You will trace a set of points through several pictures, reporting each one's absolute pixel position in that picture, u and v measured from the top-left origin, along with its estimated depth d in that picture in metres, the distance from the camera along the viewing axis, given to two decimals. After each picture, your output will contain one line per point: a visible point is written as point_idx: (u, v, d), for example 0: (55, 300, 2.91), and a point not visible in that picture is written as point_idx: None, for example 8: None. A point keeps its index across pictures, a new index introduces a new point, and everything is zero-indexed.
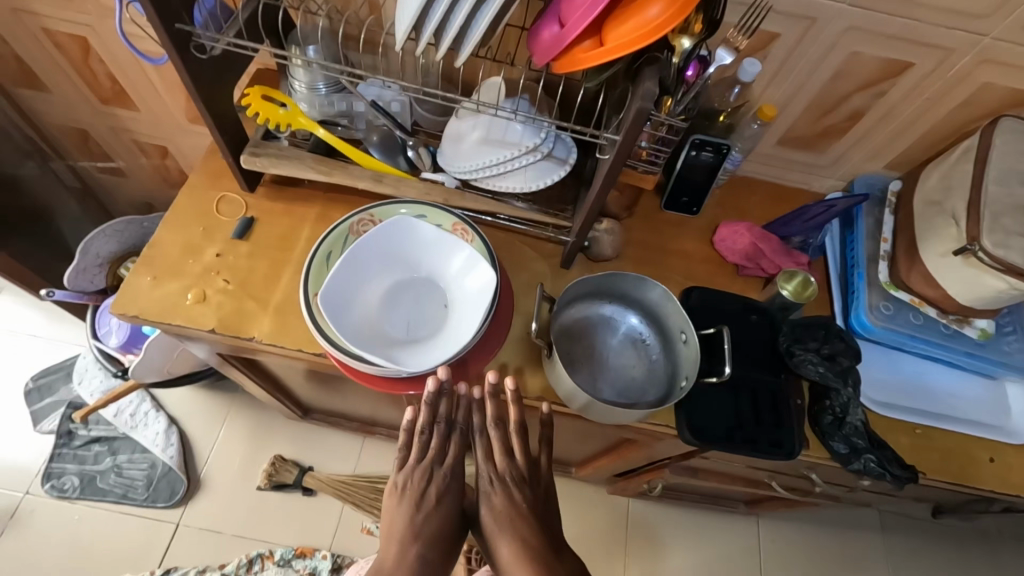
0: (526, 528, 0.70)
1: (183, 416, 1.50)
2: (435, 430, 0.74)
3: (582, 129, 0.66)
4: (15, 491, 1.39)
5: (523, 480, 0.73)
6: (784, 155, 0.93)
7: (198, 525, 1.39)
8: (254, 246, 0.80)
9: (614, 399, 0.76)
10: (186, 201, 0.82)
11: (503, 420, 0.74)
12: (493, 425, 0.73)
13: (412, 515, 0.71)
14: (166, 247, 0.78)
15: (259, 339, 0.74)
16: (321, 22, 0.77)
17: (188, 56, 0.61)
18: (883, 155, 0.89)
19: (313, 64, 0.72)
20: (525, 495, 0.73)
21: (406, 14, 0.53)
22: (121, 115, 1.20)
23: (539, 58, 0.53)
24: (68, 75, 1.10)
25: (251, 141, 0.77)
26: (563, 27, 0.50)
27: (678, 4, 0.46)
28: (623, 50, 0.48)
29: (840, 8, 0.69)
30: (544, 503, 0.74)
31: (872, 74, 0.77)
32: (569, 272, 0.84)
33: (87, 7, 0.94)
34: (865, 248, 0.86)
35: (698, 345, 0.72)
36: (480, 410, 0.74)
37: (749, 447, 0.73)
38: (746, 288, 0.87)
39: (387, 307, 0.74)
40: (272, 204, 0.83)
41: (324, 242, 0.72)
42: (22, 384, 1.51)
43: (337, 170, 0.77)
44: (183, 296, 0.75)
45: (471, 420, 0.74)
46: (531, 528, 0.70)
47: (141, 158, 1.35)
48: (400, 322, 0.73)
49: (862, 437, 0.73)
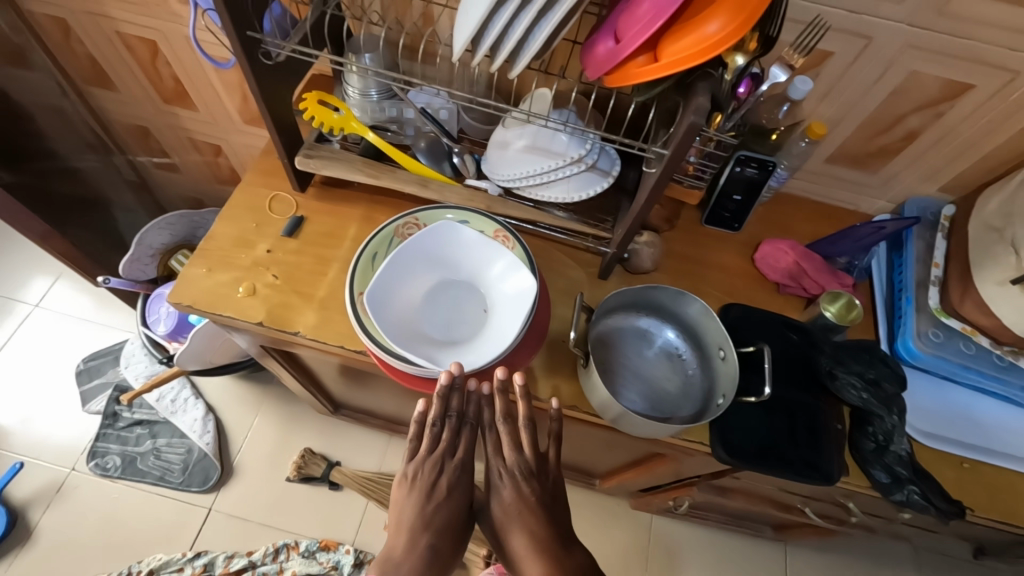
0: (537, 521, 0.71)
1: (220, 404, 1.55)
2: (447, 423, 0.73)
3: (630, 141, 0.67)
4: (62, 466, 1.46)
5: (532, 475, 0.73)
6: (831, 174, 0.92)
7: (228, 511, 1.43)
8: (302, 244, 0.83)
9: (647, 411, 0.76)
10: (240, 198, 0.86)
11: (514, 415, 0.72)
12: (503, 420, 0.72)
13: (422, 505, 0.70)
14: (220, 241, 0.82)
15: (302, 334, 0.77)
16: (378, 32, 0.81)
17: (256, 61, 0.64)
18: (937, 178, 0.87)
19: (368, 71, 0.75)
20: (534, 489, 0.73)
21: (464, 27, 0.55)
22: (181, 114, 1.27)
23: (593, 71, 0.54)
24: (136, 75, 1.17)
25: (306, 143, 0.80)
26: (619, 42, 0.51)
27: (737, 21, 0.46)
28: (679, 66, 0.49)
29: (898, 28, 0.68)
30: (554, 498, 0.74)
31: (930, 94, 0.75)
32: (606, 283, 0.84)
33: (158, 12, 1.00)
34: (915, 272, 0.84)
35: (737, 362, 0.71)
36: (491, 405, 0.74)
37: (785, 470, 0.71)
38: (787, 307, 0.86)
39: (428, 307, 0.75)
40: (320, 204, 0.86)
41: (370, 243, 0.75)
42: (73, 365, 1.59)
43: (386, 173, 0.79)
44: (233, 288, 0.79)
45: (484, 413, 0.74)
46: (541, 523, 0.71)
47: (196, 155, 1.42)
48: (439, 322, 0.75)
49: (905, 466, 0.71)
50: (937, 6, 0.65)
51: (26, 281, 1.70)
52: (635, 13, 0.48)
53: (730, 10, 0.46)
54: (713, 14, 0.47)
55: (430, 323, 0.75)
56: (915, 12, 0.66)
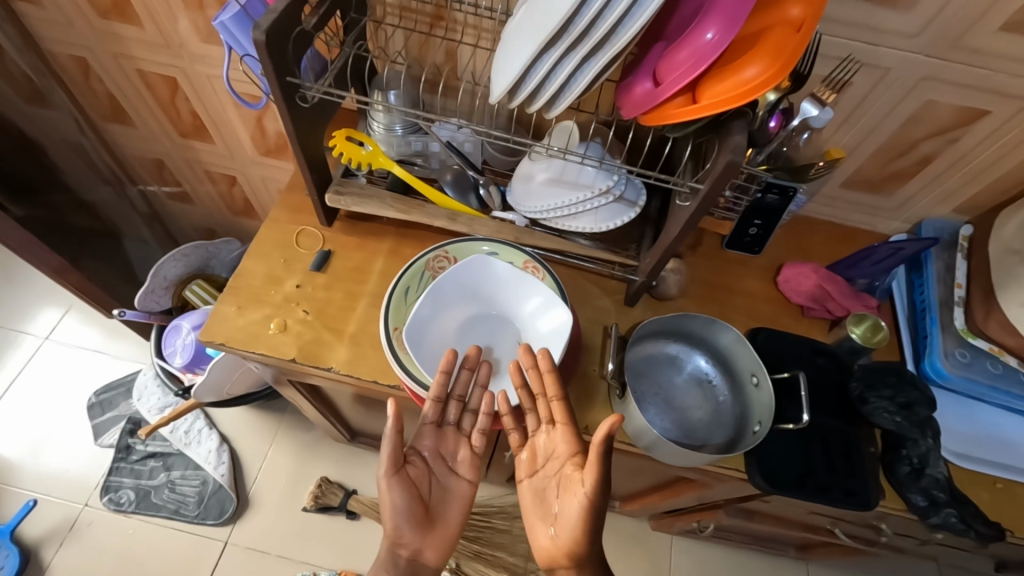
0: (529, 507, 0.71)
1: (234, 434, 1.54)
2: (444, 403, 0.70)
3: (664, 176, 0.66)
4: (75, 502, 1.44)
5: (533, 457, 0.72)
6: (847, 196, 0.93)
7: (245, 544, 1.41)
8: (331, 279, 0.84)
9: (680, 438, 0.76)
10: (267, 234, 0.87)
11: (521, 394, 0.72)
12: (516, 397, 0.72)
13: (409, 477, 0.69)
14: (249, 277, 0.82)
15: (335, 369, 0.77)
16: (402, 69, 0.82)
17: (293, 105, 0.65)
18: (952, 199, 0.89)
19: (394, 108, 0.76)
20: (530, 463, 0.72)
21: (504, 72, 0.56)
22: (197, 148, 1.28)
23: (630, 111, 0.55)
24: (154, 110, 1.18)
25: (335, 180, 0.81)
26: (658, 85, 0.52)
27: (775, 67, 0.48)
28: (718, 107, 0.50)
29: (915, 59, 0.70)
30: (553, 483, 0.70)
31: (945, 121, 0.77)
32: (633, 310, 0.85)
33: (181, 51, 1.01)
34: (937, 292, 0.85)
35: (771, 389, 0.72)
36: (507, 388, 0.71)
37: (824, 496, 0.71)
38: (811, 330, 0.87)
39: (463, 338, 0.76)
40: (347, 238, 0.87)
41: (402, 278, 0.75)
42: (85, 398, 1.58)
43: (415, 208, 0.80)
44: (265, 325, 0.79)
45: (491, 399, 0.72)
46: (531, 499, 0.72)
47: (210, 186, 1.43)
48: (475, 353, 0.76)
49: (943, 489, 0.71)
50: (953, 39, 0.67)
51: (36, 314, 1.69)
52: (676, 58, 0.50)
53: (767, 56, 0.48)
54: (752, 59, 0.48)
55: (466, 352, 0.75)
56: (932, 44, 0.68)
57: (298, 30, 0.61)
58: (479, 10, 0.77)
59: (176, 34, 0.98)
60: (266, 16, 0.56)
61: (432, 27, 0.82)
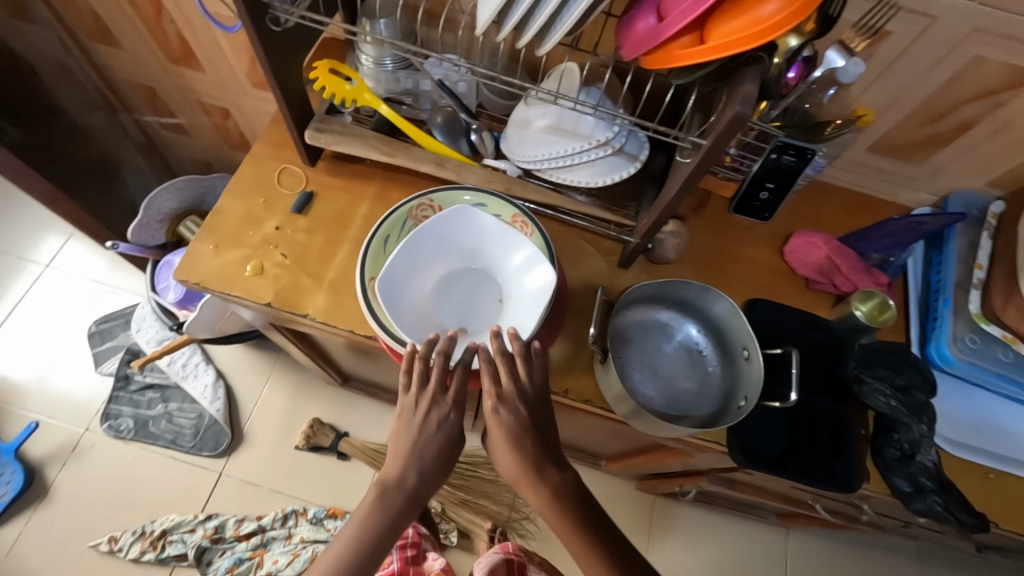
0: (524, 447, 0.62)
1: (231, 371, 1.56)
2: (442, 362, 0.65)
3: (663, 129, 0.59)
4: (76, 427, 1.48)
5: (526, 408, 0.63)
6: (871, 163, 0.86)
7: (239, 476, 1.45)
8: (313, 222, 0.80)
9: (664, 408, 0.74)
10: (249, 171, 0.83)
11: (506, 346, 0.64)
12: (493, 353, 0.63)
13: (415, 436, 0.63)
14: (228, 216, 0.79)
15: (312, 316, 0.75)
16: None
17: (263, 27, 0.59)
18: (986, 171, 0.81)
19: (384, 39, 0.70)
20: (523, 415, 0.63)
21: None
22: (188, 75, 1.22)
23: (630, 51, 0.49)
24: (141, 32, 1.12)
25: (316, 115, 0.75)
26: (662, 21, 0.46)
27: (798, 2, 0.41)
28: (727, 50, 0.44)
29: (966, 6, 0.61)
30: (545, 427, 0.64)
31: (991, 82, 0.69)
32: (626, 272, 0.81)
33: None
34: (955, 273, 0.79)
35: (762, 364, 0.68)
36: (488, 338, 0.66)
37: (802, 475, 0.69)
38: (814, 304, 0.82)
39: (442, 296, 0.73)
40: (332, 179, 0.83)
41: (383, 225, 0.71)
42: (86, 327, 1.60)
43: (399, 150, 0.75)
44: (242, 267, 0.76)
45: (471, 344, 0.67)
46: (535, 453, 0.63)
47: (204, 117, 1.38)
48: (452, 313, 0.73)
49: (931, 478, 0.68)
50: None
51: (37, 240, 1.69)
52: None
53: None
54: None
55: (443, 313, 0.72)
56: None
57: None
58: None
59: None
60: None
61: None
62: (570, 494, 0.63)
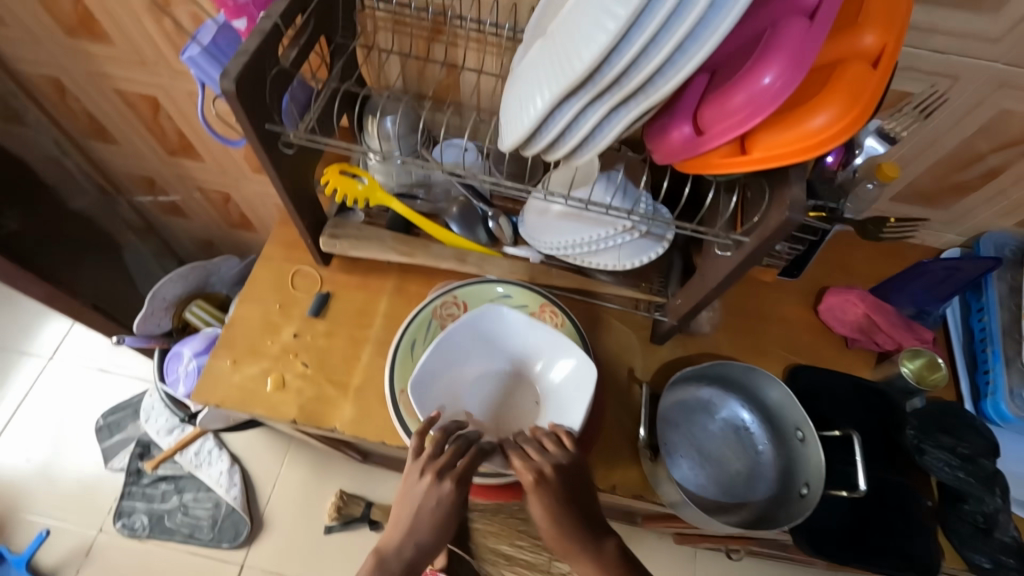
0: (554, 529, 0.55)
1: (246, 453, 1.51)
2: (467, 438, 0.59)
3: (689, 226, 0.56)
4: (89, 528, 1.42)
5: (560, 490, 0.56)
6: (897, 210, 0.84)
7: (261, 567, 1.39)
8: (332, 325, 0.77)
9: (719, 498, 0.70)
10: (261, 275, 0.80)
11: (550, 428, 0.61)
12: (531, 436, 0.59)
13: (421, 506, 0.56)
14: (243, 327, 0.76)
15: (340, 429, 0.71)
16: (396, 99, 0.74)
17: (276, 153, 0.57)
18: (1017, 212, 0.79)
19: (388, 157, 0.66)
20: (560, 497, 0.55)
21: (515, 118, 0.46)
22: (187, 165, 1.20)
23: (664, 158, 0.47)
24: (138, 129, 1.10)
25: (329, 220, 0.73)
26: (700, 132, 0.44)
27: (850, 116, 0.39)
28: (773, 162, 0.42)
29: (991, 67, 0.60)
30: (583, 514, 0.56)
31: (1020, 132, 0.67)
32: (661, 349, 0.78)
33: (159, 69, 0.93)
34: (999, 322, 0.77)
35: (820, 447, 0.65)
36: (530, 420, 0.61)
37: (873, 559, 0.65)
38: (856, 364, 0.79)
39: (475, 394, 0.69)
40: (347, 277, 0.80)
41: (408, 329, 0.69)
42: (93, 420, 1.55)
43: (418, 249, 0.73)
44: (262, 382, 0.73)
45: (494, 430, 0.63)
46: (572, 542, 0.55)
47: (204, 201, 1.36)
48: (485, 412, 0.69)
49: (1011, 554, 0.64)
50: None
51: (39, 332, 1.65)
52: (726, 106, 0.41)
53: (841, 99, 0.39)
54: (821, 104, 0.39)
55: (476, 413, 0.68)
56: (1014, 51, 0.58)
57: (275, 72, 0.53)
58: (483, 26, 0.66)
59: (152, 52, 0.89)
60: (235, 61, 0.48)
61: (428, 41, 0.71)
62: (617, 567, 0.55)
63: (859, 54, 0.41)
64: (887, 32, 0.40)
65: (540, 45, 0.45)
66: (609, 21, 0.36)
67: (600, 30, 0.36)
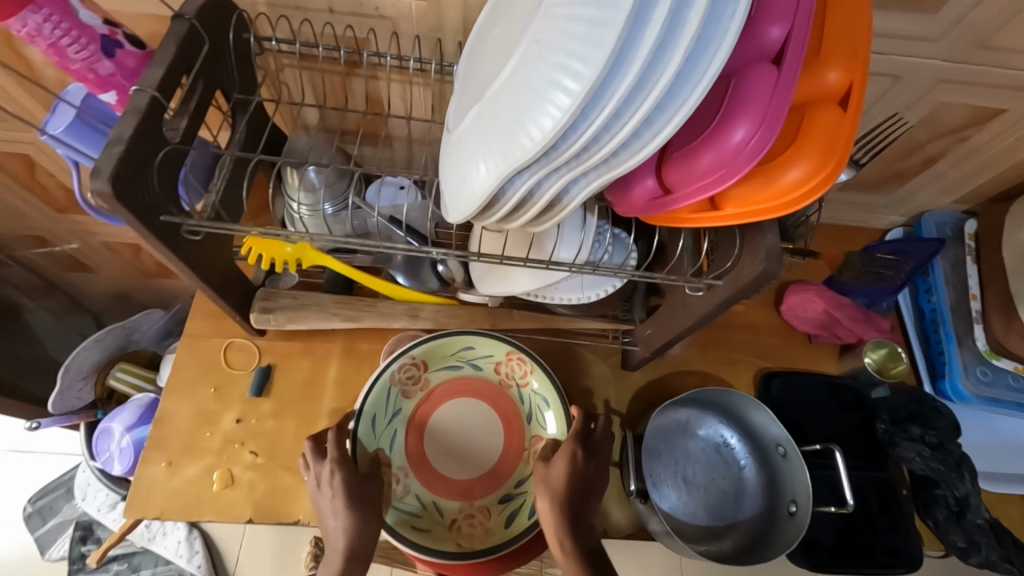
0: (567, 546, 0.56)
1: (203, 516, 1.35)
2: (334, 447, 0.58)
3: (650, 274, 0.51)
4: None
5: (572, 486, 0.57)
6: (844, 199, 0.85)
7: None
8: (279, 402, 0.69)
9: (710, 523, 0.68)
10: (187, 356, 0.70)
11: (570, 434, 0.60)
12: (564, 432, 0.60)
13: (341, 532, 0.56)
14: (175, 423, 0.67)
15: (305, 521, 0.64)
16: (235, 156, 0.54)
17: (180, 242, 0.48)
18: (955, 192, 0.81)
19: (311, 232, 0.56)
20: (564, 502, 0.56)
21: (459, 191, 0.40)
22: (82, 221, 1.05)
23: (627, 212, 0.43)
24: (15, 190, 0.95)
25: (257, 292, 0.65)
26: (666, 188, 0.40)
27: (827, 167, 0.36)
28: (749, 217, 0.39)
29: (932, 64, 0.59)
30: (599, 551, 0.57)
31: (956, 122, 0.68)
32: (633, 373, 0.75)
33: (24, 125, 0.78)
34: (950, 303, 0.79)
35: (802, 461, 0.64)
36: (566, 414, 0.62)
37: (863, 561, 0.68)
38: (820, 360, 0.79)
39: (449, 449, 0.65)
40: (288, 344, 0.72)
41: (366, 407, 0.62)
42: (20, 508, 1.39)
43: (365, 310, 0.66)
44: (207, 481, 0.65)
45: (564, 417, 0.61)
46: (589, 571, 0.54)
47: (111, 255, 1.21)
48: (462, 467, 0.65)
49: (985, 533, 0.67)
50: (979, 41, 0.56)
51: None
52: (694, 167, 0.37)
53: (815, 149, 0.36)
54: (795, 156, 0.36)
55: (454, 473, 0.65)
56: (953, 47, 0.57)
57: (163, 153, 0.44)
58: (405, 63, 0.59)
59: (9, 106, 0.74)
60: (107, 153, 0.39)
61: (344, 77, 0.63)
62: None
63: (823, 91, 0.37)
64: (853, 67, 0.37)
65: (477, 110, 0.39)
66: (564, 97, 0.31)
67: (551, 110, 0.32)
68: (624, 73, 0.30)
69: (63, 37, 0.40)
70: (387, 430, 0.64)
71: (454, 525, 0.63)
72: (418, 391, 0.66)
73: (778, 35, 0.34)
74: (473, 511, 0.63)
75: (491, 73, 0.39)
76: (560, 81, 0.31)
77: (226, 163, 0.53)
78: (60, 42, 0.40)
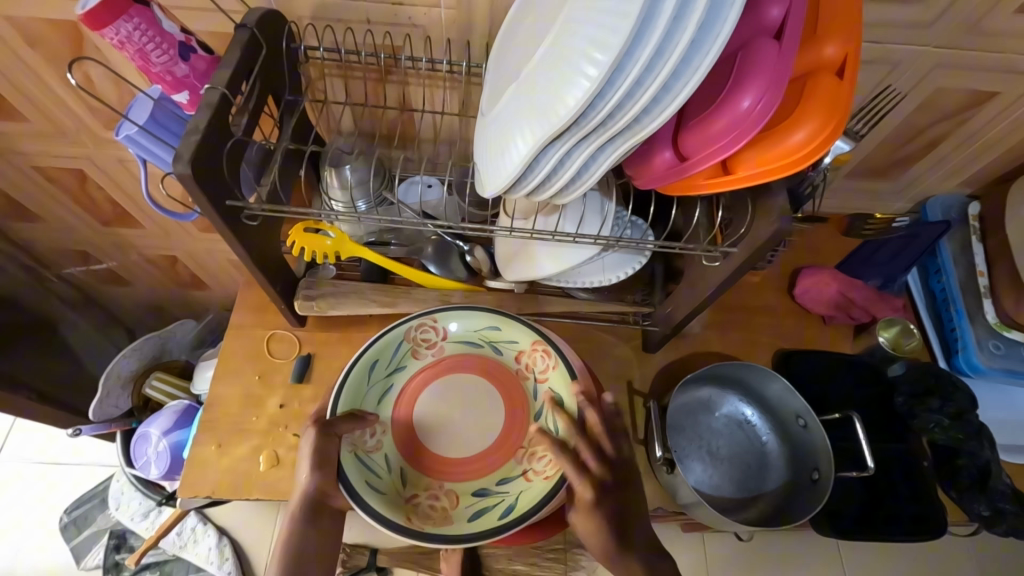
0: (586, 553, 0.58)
1: (232, 523, 1.36)
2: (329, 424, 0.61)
3: (664, 244, 0.56)
4: None
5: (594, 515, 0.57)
6: (851, 187, 0.89)
7: None
8: (320, 387, 0.73)
9: (736, 495, 0.70)
10: (233, 346, 0.75)
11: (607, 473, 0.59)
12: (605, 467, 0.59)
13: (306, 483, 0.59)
14: (223, 409, 0.71)
15: None
16: (284, 153, 0.59)
17: (240, 228, 0.53)
18: (958, 175, 0.84)
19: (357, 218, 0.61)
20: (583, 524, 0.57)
21: (496, 165, 0.45)
22: (125, 233, 1.11)
23: (647, 182, 0.47)
24: (67, 205, 1.01)
25: (302, 281, 0.70)
26: (681, 157, 0.44)
27: (827, 129, 0.40)
28: (759, 179, 0.43)
29: (923, 50, 0.63)
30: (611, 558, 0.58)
31: (953, 106, 0.72)
32: (654, 355, 0.78)
33: (82, 141, 0.85)
34: (957, 280, 0.81)
35: (823, 430, 0.67)
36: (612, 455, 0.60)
37: (890, 529, 0.69)
38: (836, 340, 0.82)
39: (440, 415, 0.68)
40: (326, 333, 0.76)
41: (372, 348, 0.67)
42: (58, 518, 1.42)
43: (400, 298, 0.71)
44: (254, 461, 0.68)
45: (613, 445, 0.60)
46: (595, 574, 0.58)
47: (149, 267, 1.27)
48: (446, 440, 0.67)
49: (1008, 500, 0.69)
50: (968, 26, 0.60)
51: None
52: (708, 131, 0.41)
53: (816, 113, 0.40)
54: (798, 121, 0.40)
55: (434, 440, 0.67)
56: (943, 34, 0.61)
57: (231, 144, 0.49)
58: (437, 65, 0.65)
59: (70, 122, 0.81)
60: (186, 142, 0.44)
61: (380, 80, 0.69)
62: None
63: (824, 64, 0.42)
64: (847, 41, 0.41)
65: (512, 93, 0.44)
66: (591, 69, 0.36)
67: (580, 80, 0.36)
68: (645, 44, 0.34)
69: (148, 44, 0.45)
70: (381, 384, 0.69)
71: (411, 500, 0.64)
72: (427, 355, 0.71)
73: (778, 15, 0.39)
74: (438, 494, 0.65)
75: (525, 59, 0.44)
76: (587, 54, 0.36)
77: (277, 158, 0.58)
78: (146, 49, 0.46)
